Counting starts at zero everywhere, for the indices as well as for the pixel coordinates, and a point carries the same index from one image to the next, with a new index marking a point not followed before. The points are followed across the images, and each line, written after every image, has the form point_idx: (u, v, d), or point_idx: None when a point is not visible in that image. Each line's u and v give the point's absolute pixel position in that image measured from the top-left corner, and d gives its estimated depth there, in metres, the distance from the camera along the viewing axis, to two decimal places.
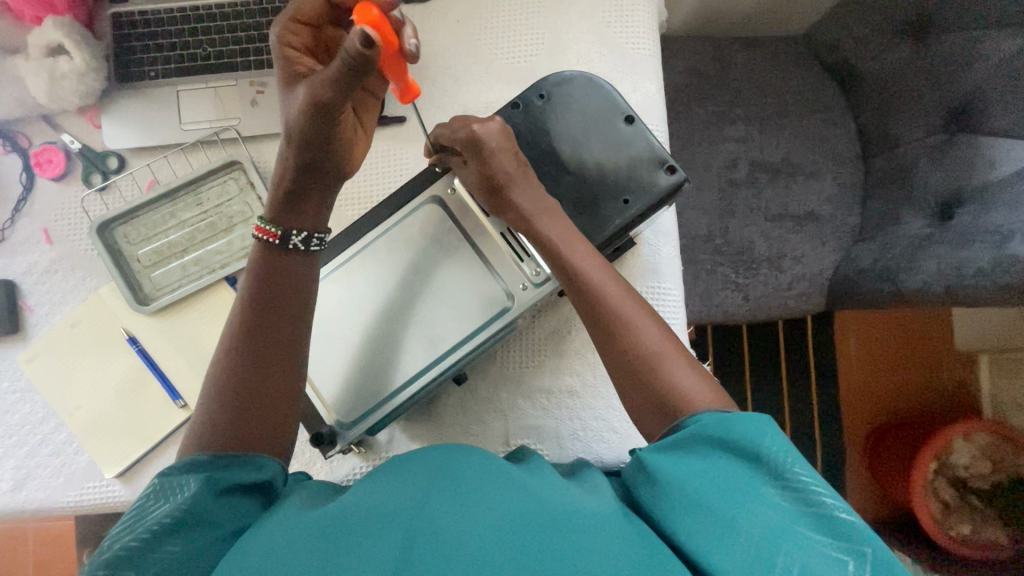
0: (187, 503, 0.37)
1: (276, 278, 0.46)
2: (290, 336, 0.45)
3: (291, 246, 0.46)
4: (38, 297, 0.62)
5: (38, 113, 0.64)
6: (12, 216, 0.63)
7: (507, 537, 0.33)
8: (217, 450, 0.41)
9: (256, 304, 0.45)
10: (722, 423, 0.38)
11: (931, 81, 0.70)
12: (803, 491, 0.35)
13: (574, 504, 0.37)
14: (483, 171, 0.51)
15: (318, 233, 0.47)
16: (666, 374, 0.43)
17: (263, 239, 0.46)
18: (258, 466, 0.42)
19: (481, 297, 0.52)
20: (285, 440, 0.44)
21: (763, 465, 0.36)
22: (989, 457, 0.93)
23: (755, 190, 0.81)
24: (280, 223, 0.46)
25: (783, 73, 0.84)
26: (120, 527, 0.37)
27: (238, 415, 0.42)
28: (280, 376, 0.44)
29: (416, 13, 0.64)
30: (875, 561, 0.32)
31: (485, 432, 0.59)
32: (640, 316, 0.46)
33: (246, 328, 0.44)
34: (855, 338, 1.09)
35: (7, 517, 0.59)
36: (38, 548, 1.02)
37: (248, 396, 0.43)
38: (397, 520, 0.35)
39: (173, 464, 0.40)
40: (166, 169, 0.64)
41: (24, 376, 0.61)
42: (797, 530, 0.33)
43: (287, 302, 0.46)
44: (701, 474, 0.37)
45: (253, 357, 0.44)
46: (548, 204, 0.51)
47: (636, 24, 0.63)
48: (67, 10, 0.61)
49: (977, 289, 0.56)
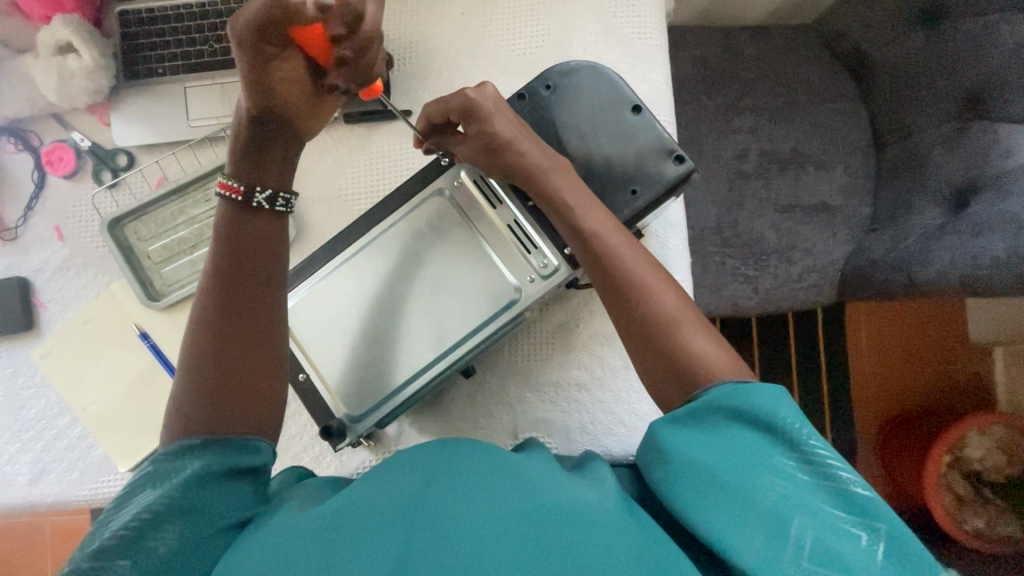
0: (179, 491, 0.37)
1: (242, 242, 0.44)
2: (273, 307, 0.45)
3: (255, 203, 0.44)
4: (50, 294, 0.63)
5: (48, 112, 0.65)
6: (25, 215, 0.64)
7: (504, 536, 0.33)
8: (206, 434, 0.40)
9: (233, 272, 0.43)
10: (738, 393, 0.37)
11: (945, 68, 0.69)
12: (818, 464, 0.35)
13: (573, 498, 0.37)
14: (485, 134, 0.50)
15: (283, 192, 0.46)
16: (681, 345, 0.42)
17: (225, 194, 0.45)
18: (250, 450, 0.41)
19: (493, 287, 0.52)
20: (262, 416, 0.43)
21: (779, 437, 0.36)
22: (1005, 451, 0.91)
23: (765, 181, 0.80)
24: (241, 179, 0.45)
25: (794, 61, 0.82)
26: (112, 513, 0.38)
27: (217, 390, 0.41)
28: (258, 342, 0.43)
29: (420, 5, 0.64)
30: (890, 535, 0.33)
31: (494, 426, 0.59)
32: (654, 279, 0.45)
33: (218, 295, 0.43)
34: (865, 330, 1.07)
35: (22, 510, 0.60)
36: (55, 543, 1.04)
37: (225, 367, 0.42)
38: (399, 519, 0.34)
39: (166, 448, 0.40)
40: (174, 165, 0.65)
41: (38, 373, 0.62)
42: (811, 503, 0.34)
43: (262, 266, 0.44)
44: (717, 450, 0.36)
45: (227, 331, 0.42)
46: (563, 163, 0.51)
47: (643, 13, 0.62)
48: (75, 9, 0.62)
49: (991, 279, 0.55)
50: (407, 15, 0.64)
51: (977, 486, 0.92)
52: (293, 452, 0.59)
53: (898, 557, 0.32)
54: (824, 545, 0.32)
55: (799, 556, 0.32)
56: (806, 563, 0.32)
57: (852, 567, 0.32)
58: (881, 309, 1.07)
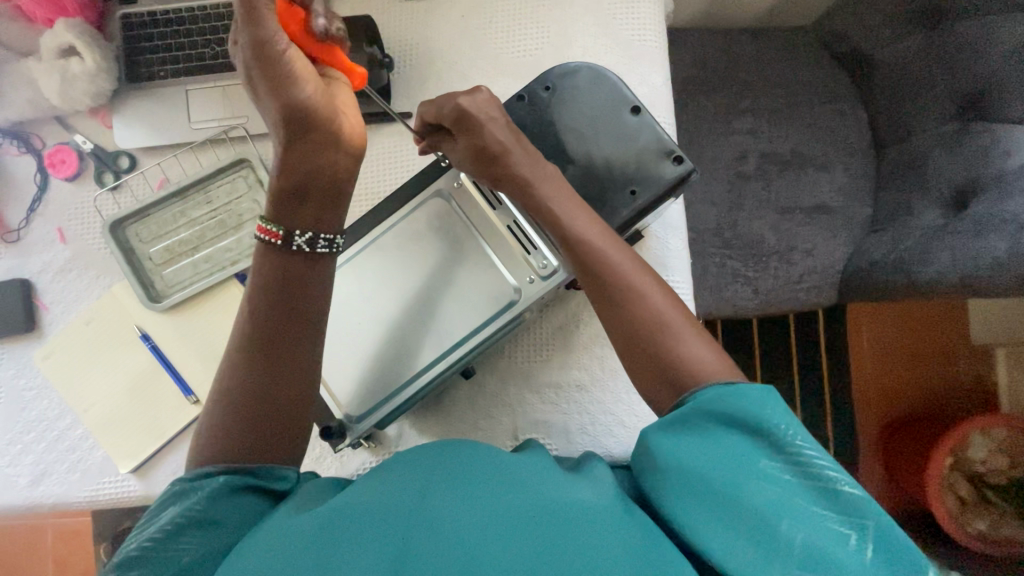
0: (201, 505, 0.38)
1: (281, 282, 0.45)
2: (305, 352, 0.45)
3: (294, 246, 0.45)
4: (52, 296, 0.63)
5: (51, 115, 0.65)
6: (27, 217, 0.64)
7: (497, 540, 0.33)
8: (230, 463, 0.41)
9: (272, 311, 0.44)
10: (723, 398, 0.37)
11: (944, 70, 0.69)
12: (806, 466, 0.35)
13: (566, 497, 0.37)
14: (476, 142, 0.51)
15: (323, 234, 0.45)
16: (679, 344, 0.42)
17: (265, 239, 0.45)
18: (277, 478, 0.42)
19: (486, 288, 0.52)
20: (287, 449, 0.44)
21: (766, 440, 0.36)
22: (1008, 452, 0.91)
23: (765, 183, 0.80)
24: (281, 221, 0.45)
25: (793, 63, 0.83)
26: (140, 527, 0.39)
27: (246, 424, 0.42)
28: (288, 382, 0.44)
29: (420, 8, 0.65)
30: (878, 533, 0.33)
31: (494, 427, 0.59)
32: (647, 282, 0.45)
33: (255, 332, 0.44)
34: (868, 331, 1.07)
35: (23, 511, 0.60)
36: (56, 545, 1.04)
37: (252, 397, 0.43)
38: (392, 521, 0.34)
39: (196, 467, 0.41)
40: (176, 168, 0.65)
41: (40, 374, 0.62)
42: (800, 505, 0.34)
43: (297, 309, 0.45)
44: (704, 457, 0.36)
45: (263, 367, 0.43)
46: (547, 172, 0.50)
47: (642, 15, 0.63)
48: (78, 12, 0.63)
49: (992, 280, 0.55)
50: (407, 18, 0.65)
51: (980, 488, 0.91)
52: None
53: (884, 551, 0.33)
54: (814, 546, 0.32)
55: (790, 559, 0.32)
56: (796, 566, 0.32)
57: (844, 567, 0.32)
58: (885, 309, 1.06)
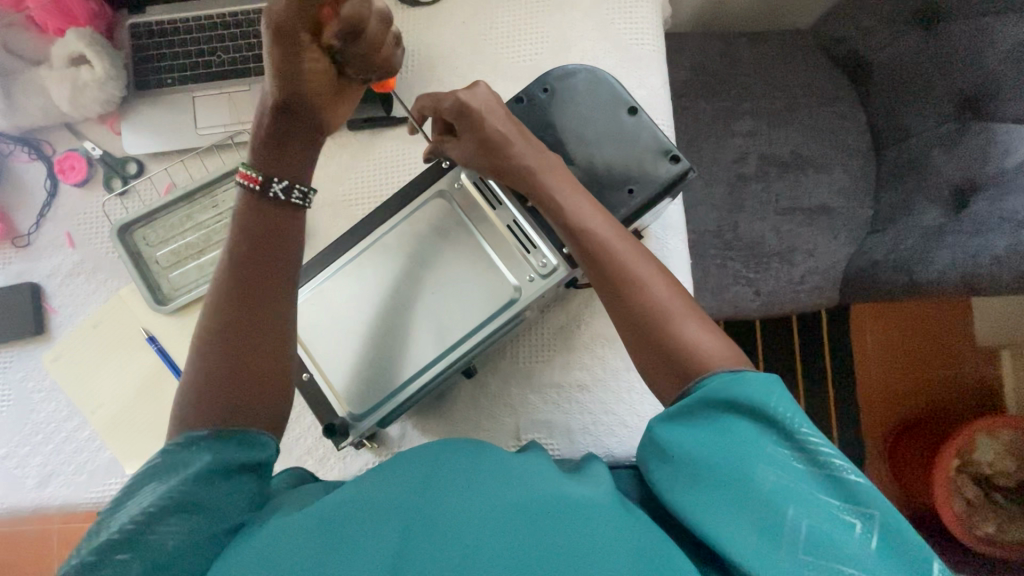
0: (184, 485, 0.37)
1: (260, 240, 0.45)
2: (278, 313, 0.45)
3: (272, 194, 0.45)
4: (62, 299, 0.64)
5: (61, 122, 0.67)
6: (37, 222, 0.66)
7: (498, 532, 0.33)
8: (215, 427, 0.41)
9: (246, 273, 0.44)
10: (730, 384, 0.37)
11: (941, 70, 0.69)
12: (814, 454, 0.35)
13: (568, 494, 0.38)
14: (478, 136, 0.51)
15: (300, 184, 0.46)
16: (677, 336, 0.42)
17: (245, 184, 0.45)
18: (257, 446, 0.42)
19: (490, 285, 0.52)
20: (266, 415, 0.44)
21: (773, 427, 0.36)
22: (1014, 454, 0.90)
23: (765, 184, 0.81)
24: (262, 168, 0.45)
25: (791, 65, 0.83)
26: (113, 509, 0.37)
27: (226, 389, 0.42)
28: (263, 341, 0.44)
29: (422, 14, 0.66)
30: (884, 523, 0.33)
31: (496, 427, 0.60)
32: (652, 275, 0.45)
33: (229, 292, 0.44)
34: (870, 331, 1.08)
35: (31, 512, 0.61)
36: None
37: (233, 363, 0.43)
38: (393, 517, 0.34)
39: (175, 443, 0.40)
40: (183, 173, 0.66)
41: (49, 376, 0.63)
42: (806, 491, 0.34)
43: (271, 267, 0.45)
44: (710, 444, 0.37)
45: (239, 330, 0.43)
46: (548, 161, 0.51)
47: (639, 20, 0.64)
48: (88, 22, 0.64)
49: (993, 277, 0.55)
50: (409, 24, 0.66)
51: (987, 490, 0.91)
52: (297, 453, 0.60)
53: (892, 543, 0.33)
54: (818, 533, 0.33)
55: (795, 548, 0.33)
56: (801, 554, 0.33)
57: (848, 556, 0.32)
58: (886, 310, 1.06)
